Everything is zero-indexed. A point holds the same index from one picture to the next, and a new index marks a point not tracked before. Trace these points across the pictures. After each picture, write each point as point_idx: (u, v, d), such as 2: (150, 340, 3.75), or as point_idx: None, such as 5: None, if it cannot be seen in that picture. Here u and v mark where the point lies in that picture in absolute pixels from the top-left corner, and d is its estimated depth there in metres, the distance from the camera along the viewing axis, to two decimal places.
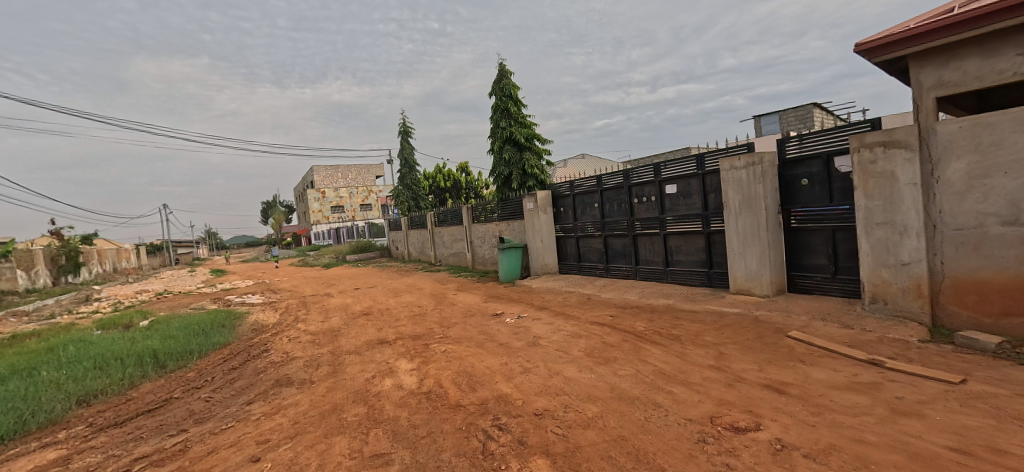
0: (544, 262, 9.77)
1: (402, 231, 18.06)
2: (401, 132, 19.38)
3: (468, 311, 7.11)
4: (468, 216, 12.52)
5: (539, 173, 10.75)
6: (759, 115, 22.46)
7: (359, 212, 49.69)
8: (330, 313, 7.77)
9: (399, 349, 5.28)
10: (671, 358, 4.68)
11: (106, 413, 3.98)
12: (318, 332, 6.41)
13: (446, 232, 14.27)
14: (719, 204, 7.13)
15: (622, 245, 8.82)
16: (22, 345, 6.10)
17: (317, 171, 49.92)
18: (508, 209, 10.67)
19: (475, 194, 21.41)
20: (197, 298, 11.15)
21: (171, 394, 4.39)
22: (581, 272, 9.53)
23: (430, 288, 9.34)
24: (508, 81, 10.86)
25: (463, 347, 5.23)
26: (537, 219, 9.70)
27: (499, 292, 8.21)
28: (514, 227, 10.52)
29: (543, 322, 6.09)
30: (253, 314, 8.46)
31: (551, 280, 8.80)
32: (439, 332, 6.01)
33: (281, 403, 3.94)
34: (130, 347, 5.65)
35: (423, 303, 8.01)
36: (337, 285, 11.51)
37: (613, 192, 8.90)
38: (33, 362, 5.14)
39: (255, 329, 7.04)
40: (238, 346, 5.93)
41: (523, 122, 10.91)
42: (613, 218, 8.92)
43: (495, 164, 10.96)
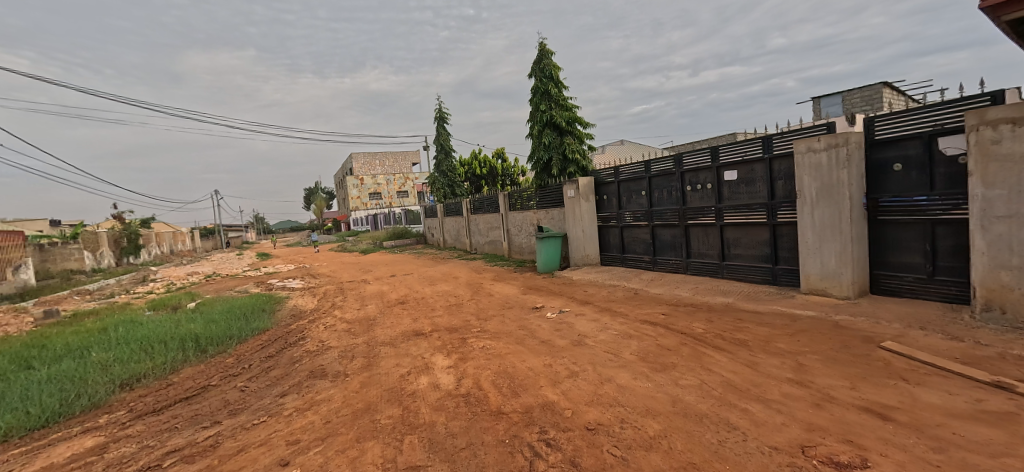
0: (585, 253, 9.20)
1: (438, 218, 18.00)
2: (438, 118, 19.18)
3: (506, 303, 6.72)
4: (505, 204, 12.13)
5: (580, 159, 10.08)
6: (818, 97, 20.40)
7: (396, 199, 50.78)
8: (366, 301, 7.65)
9: (435, 343, 4.97)
10: (740, 368, 4.07)
11: (146, 399, 3.99)
12: (354, 321, 6.26)
13: (482, 219, 13.96)
14: (789, 192, 6.28)
15: (671, 236, 8.11)
16: (80, 326, 6.38)
17: (357, 159, 51.29)
18: (546, 197, 10.17)
19: (511, 182, 21.01)
20: (242, 281, 11.51)
21: (210, 381, 4.34)
22: (625, 264, 8.92)
23: (466, 277, 9.06)
24: (549, 61, 10.22)
25: (503, 343, 4.86)
26: (578, 208, 9.11)
27: (538, 284, 7.78)
28: (553, 215, 10.00)
29: (587, 318, 5.60)
30: (293, 299, 8.53)
31: (593, 272, 8.25)
32: (477, 325, 5.66)
33: (315, 398, 3.74)
34: (174, 331, 5.73)
35: (459, 293, 7.72)
36: (374, 271, 11.52)
37: (663, 178, 8.16)
38: (87, 344, 5.32)
39: (293, 315, 7.03)
40: (276, 333, 5.89)
41: (564, 104, 10.25)
42: (662, 207, 8.20)
43: (533, 149, 10.40)
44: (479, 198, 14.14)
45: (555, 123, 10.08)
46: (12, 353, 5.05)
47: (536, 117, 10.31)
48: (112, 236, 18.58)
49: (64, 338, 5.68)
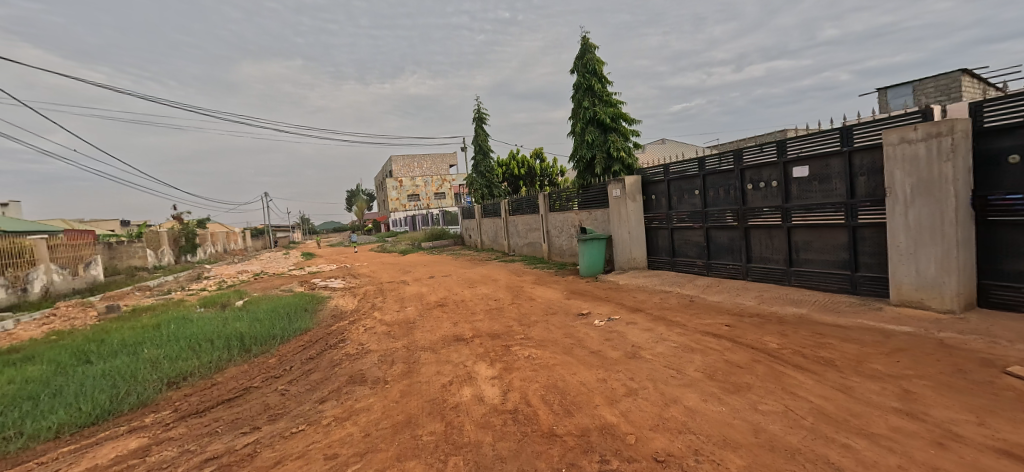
0: (630, 257, 8.65)
1: (476, 219, 17.90)
2: (476, 119, 19.11)
3: (550, 308, 6.34)
4: (545, 205, 11.77)
5: (625, 157, 9.55)
6: (884, 88, 18.54)
7: (433, 200, 51.70)
8: (405, 303, 7.53)
9: (477, 350, 4.68)
10: (831, 394, 3.46)
11: (191, 399, 3.97)
12: (393, 323, 6.11)
13: (521, 221, 13.66)
14: (875, 190, 5.45)
15: (729, 239, 7.41)
16: (138, 322, 6.66)
17: (396, 162, 52.69)
18: (589, 197, 9.70)
19: (549, 182, 20.65)
20: (287, 280, 11.84)
21: (252, 383, 4.28)
22: (675, 269, 8.29)
23: (506, 280, 8.76)
24: (593, 55, 9.77)
25: (549, 352, 4.49)
26: (625, 208, 8.58)
27: (582, 288, 7.34)
28: (596, 216, 9.52)
29: (640, 326, 5.10)
30: (334, 299, 8.57)
31: (641, 277, 7.70)
32: (520, 331, 5.32)
33: (353, 406, 3.54)
34: (221, 329, 5.82)
35: (500, 296, 7.43)
36: (412, 272, 11.49)
37: (719, 176, 7.48)
38: (143, 340, 5.49)
39: (334, 315, 7.02)
40: (317, 334, 5.85)
41: (608, 100, 9.77)
42: (718, 208, 7.52)
43: (575, 148, 9.94)
44: (518, 199, 13.86)
45: (599, 120, 9.60)
46: (77, 347, 5.28)
47: (578, 114, 9.86)
48: (172, 236, 19.87)
49: (124, 334, 5.92)
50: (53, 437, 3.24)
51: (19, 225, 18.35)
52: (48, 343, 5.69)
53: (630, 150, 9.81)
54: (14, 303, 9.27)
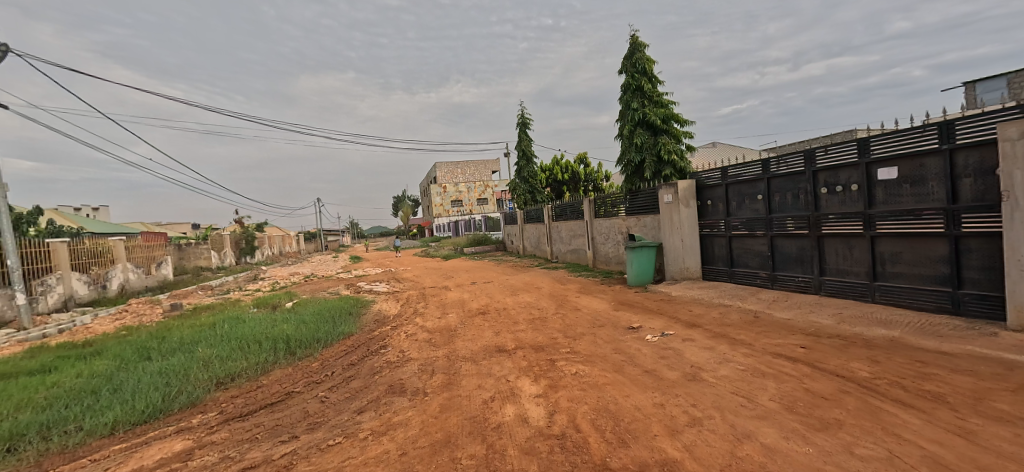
0: (683, 266, 8.04)
1: (518, 225, 17.74)
2: (519, 125, 19.03)
3: (597, 320, 5.93)
4: (590, 210, 11.36)
5: (677, 160, 8.98)
6: (976, 81, 16.36)
7: (475, 206, 52.38)
8: (446, 309, 7.41)
9: (519, 363, 4.39)
10: (948, 439, 2.79)
11: (237, 401, 4.01)
12: (434, 331, 5.98)
13: (564, 227, 13.29)
14: (984, 193, 4.47)
15: (798, 249, 6.57)
16: (198, 321, 7.02)
17: (439, 169, 53.99)
18: (637, 203, 9.19)
19: (594, 187, 20.14)
20: (335, 283, 12.21)
21: (294, 388, 4.28)
22: (733, 281, 7.53)
23: (548, 288, 8.43)
24: (643, 54, 9.31)
25: (598, 369, 4.10)
26: (677, 215, 7.99)
27: (631, 299, 6.86)
28: (645, 223, 8.99)
29: (699, 344, 4.58)
30: (377, 303, 8.64)
31: (696, 288, 7.08)
32: (565, 344, 4.98)
33: (392, 419, 3.39)
34: (271, 331, 5.97)
35: (543, 306, 7.11)
36: (454, 278, 11.45)
37: (787, 179, 6.69)
38: (199, 339, 5.74)
39: (377, 320, 7.04)
40: (360, 339, 5.84)
41: (658, 101, 9.27)
42: (784, 214, 6.72)
43: (623, 150, 9.46)
44: (561, 205, 13.54)
45: (649, 122, 9.08)
46: (142, 344, 5.61)
47: (626, 115, 9.38)
48: (234, 238, 21.34)
49: (185, 332, 6.24)
50: (108, 433, 3.36)
51: (108, 228, 20.49)
52: (119, 339, 6.12)
53: (682, 153, 9.23)
54: (96, 298, 10.21)
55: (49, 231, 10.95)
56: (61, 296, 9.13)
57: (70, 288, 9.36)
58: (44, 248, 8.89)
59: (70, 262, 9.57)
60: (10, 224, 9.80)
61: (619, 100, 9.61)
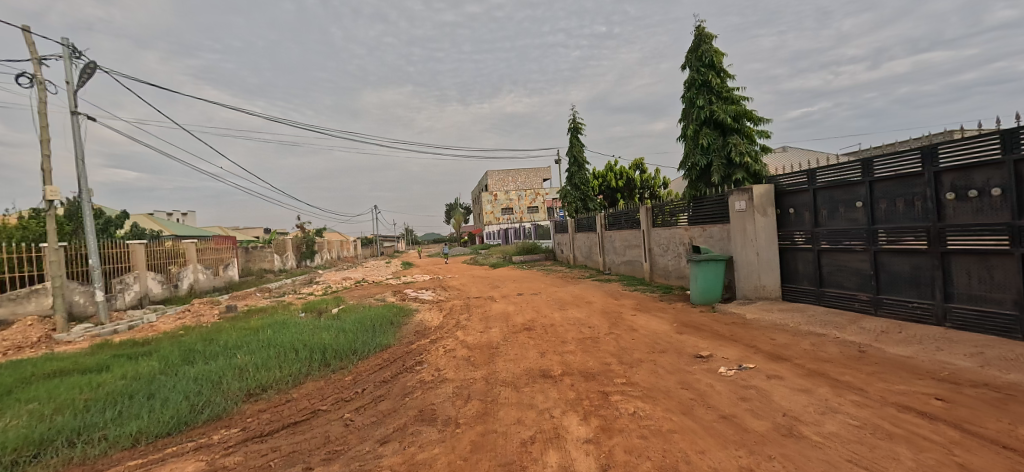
0: (757, 285, 6.93)
1: (569, 234, 17.06)
2: (571, 130, 18.45)
3: (657, 345, 5.13)
4: (647, 219, 10.46)
5: (751, 163, 7.95)
6: None
7: (525, 214, 52.18)
8: (490, 323, 6.93)
9: (566, 394, 3.76)
10: None
11: (263, 415, 3.79)
12: (474, 348, 5.50)
13: (618, 237, 12.42)
14: None
15: (911, 268, 5.19)
16: (246, 324, 7.17)
17: (490, 177, 54.55)
18: (703, 211, 8.22)
19: (650, 195, 18.95)
20: (382, 289, 12.28)
21: (320, 405, 3.97)
22: (823, 303, 6.27)
23: (600, 304, 7.68)
24: (709, 46, 8.42)
25: (661, 409, 3.34)
26: (751, 225, 6.96)
27: (697, 321, 5.95)
28: (711, 234, 7.98)
29: (792, 384, 3.65)
30: (420, 312, 8.38)
31: (777, 311, 6.01)
32: (620, 373, 4.26)
33: (415, 456, 2.92)
34: (311, 338, 5.86)
35: (594, 324, 6.39)
36: (501, 288, 11.01)
37: (898, 182, 5.33)
38: (243, 344, 5.75)
39: (418, 331, 6.74)
40: (397, 352, 5.52)
41: (728, 97, 8.32)
42: (892, 225, 5.37)
43: (685, 153, 8.56)
44: (615, 213, 12.72)
45: (718, 120, 8.15)
46: (190, 347, 5.74)
47: (690, 114, 8.51)
48: (296, 243, 22.67)
49: (231, 335, 6.33)
50: (130, 445, 3.25)
51: (192, 232, 22.71)
52: (174, 339, 6.35)
53: (757, 154, 8.19)
54: (168, 297, 11.02)
55: (134, 233, 12.10)
56: (137, 294, 9.98)
57: (145, 286, 10.22)
58: (124, 249, 9.89)
59: (146, 263, 10.54)
60: (100, 228, 10.93)
61: (682, 98, 8.78)
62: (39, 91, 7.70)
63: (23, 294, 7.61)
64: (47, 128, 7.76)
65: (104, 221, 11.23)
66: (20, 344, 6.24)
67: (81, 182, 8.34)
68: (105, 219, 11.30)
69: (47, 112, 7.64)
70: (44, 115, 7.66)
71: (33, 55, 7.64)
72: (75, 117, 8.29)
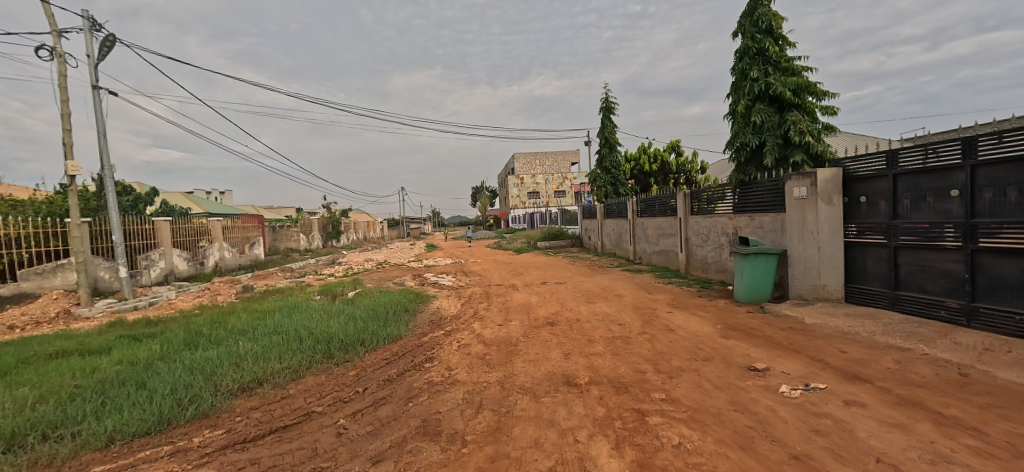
0: (816, 283, 6.01)
1: (597, 220, 16.24)
2: (602, 110, 17.38)
3: (699, 352, 4.42)
4: (685, 206, 9.56)
5: (814, 143, 6.82)
6: None
7: (552, 199, 51.17)
8: (509, 315, 6.40)
9: (594, 411, 3.17)
10: None
11: (252, 416, 3.41)
12: (491, 344, 4.95)
13: (651, 224, 11.55)
14: None
15: (1022, 272, 4.10)
16: (259, 306, 6.96)
17: (517, 160, 53.54)
18: (754, 198, 7.25)
19: (686, 180, 17.73)
20: (402, 273, 11.99)
21: (315, 406, 3.56)
22: (899, 309, 5.25)
23: (631, 298, 6.99)
24: (767, 9, 7.30)
25: (713, 440, 2.68)
26: (812, 215, 6.00)
27: (746, 324, 5.18)
28: (761, 224, 7.05)
29: (880, 416, 2.90)
30: (437, 299, 7.95)
31: (842, 316, 5.14)
32: (658, 386, 3.60)
33: None
34: (319, 325, 5.51)
35: (625, 322, 5.72)
36: (524, 275, 10.47)
37: (1011, 168, 4.19)
38: (249, 328, 5.49)
39: (432, 321, 6.29)
40: (408, 344, 5.06)
41: (788, 68, 7.19)
42: (998, 221, 4.27)
43: (733, 132, 7.53)
44: (648, 198, 11.81)
45: (775, 94, 7.06)
46: (196, 330, 5.53)
47: (741, 87, 7.44)
48: (322, 222, 22.83)
49: (241, 318, 6.09)
50: (103, 445, 2.93)
51: (224, 210, 23.28)
52: (186, 320, 6.20)
53: (820, 134, 7.03)
54: (193, 274, 11.15)
55: (162, 211, 12.28)
56: (162, 270, 10.10)
57: (170, 263, 10.33)
58: (150, 226, 9.98)
59: (172, 240, 10.65)
60: (130, 206, 11.11)
61: (732, 71, 7.72)
62: (59, 64, 7.60)
63: (49, 268, 7.78)
64: (68, 102, 7.69)
65: (134, 198, 11.40)
66: (38, 320, 6.28)
67: (103, 158, 8.32)
68: (134, 196, 11.46)
69: (67, 85, 7.55)
70: (64, 89, 7.59)
71: (52, 27, 7.55)
72: (97, 92, 8.19)
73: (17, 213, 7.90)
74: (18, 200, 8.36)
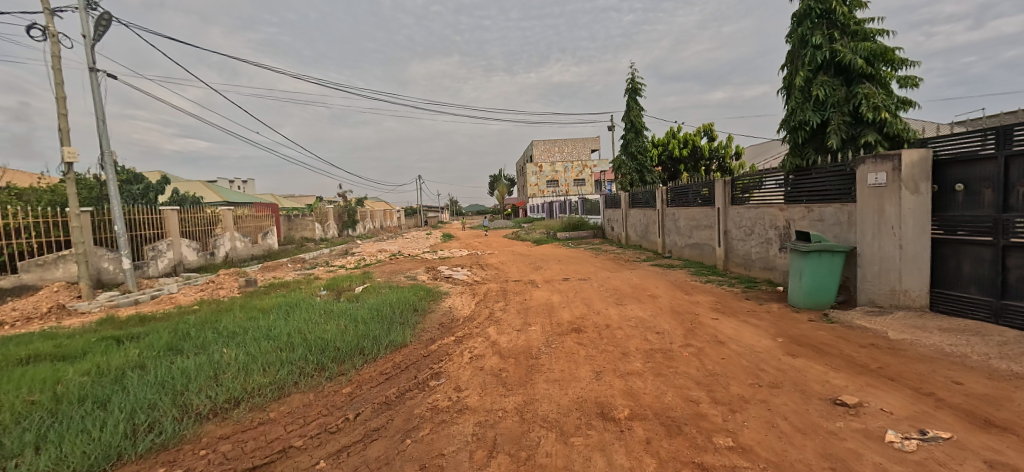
0: (894, 288, 4.99)
1: (622, 210, 15.27)
2: (629, 91, 16.21)
3: (762, 374, 3.61)
4: (724, 195, 8.55)
5: (891, 120, 5.66)
6: None
7: (571, 187, 49.91)
8: (529, 318, 5.67)
9: (641, 464, 2.42)
10: None
11: (218, 451, 2.79)
12: (508, 356, 4.24)
13: (684, 215, 10.56)
14: None
15: None
16: (258, 304, 6.44)
17: (536, 146, 52.23)
18: (814, 186, 6.21)
19: (719, 167, 16.16)
20: (416, 265, 11.41)
21: (296, 438, 2.94)
22: (1005, 323, 4.19)
23: (666, 300, 6.17)
24: None
25: None
26: (892, 205, 4.92)
27: (814, 338, 4.31)
28: (822, 216, 6.03)
29: None
30: (450, 297, 7.30)
31: (935, 330, 4.21)
32: (721, 427, 2.81)
33: None
34: (317, 328, 4.90)
35: (664, 330, 4.92)
36: (544, 269, 9.72)
37: None
38: (240, 331, 4.94)
39: (443, 323, 5.62)
40: (411, 355, 4.40)
41: (858, 31, 5.98)
42: None
43: (789, 111, 6.41)
44: (681, 186, 10.80)
45: (842, 64, 5.89)
46: (184, 331, 5.04)
47: (799, 57, 6.29)
48: (338, 211, 22.51)
49: (235, 317, 5.58)
50: None
51: (241, 198, 23.23)
52: (179, 319, 5.74)
53: (897, 109, 5.86)
54: (203, 265, 10.87)
55: (173, 201, 12.00)
56: (170, 261, 9.81)
57: (178, 254, 10.04)
58: (156, 216, 9.66)
59: (180, 229, 10.34)
60: (140, 194, 10.82)
61: (786, 38, 6.55)
62: (51, 44, 7.09)
63: (51, 259, 7.50)
64: (62, 84, 7.23)
65: (144, 186, 11.12)
66: (28, 315, 5.99)
67: (103, 145, 7.91)
68: (144, 184, 11.19)
69: (60, 67, 7.05)
70: (57, 70, 7.14)
71: (42, 3, 7.04)
72: (94, 74, 7.68)
73: (18, 202, 7.63)
74: (20, 188, 8.09)
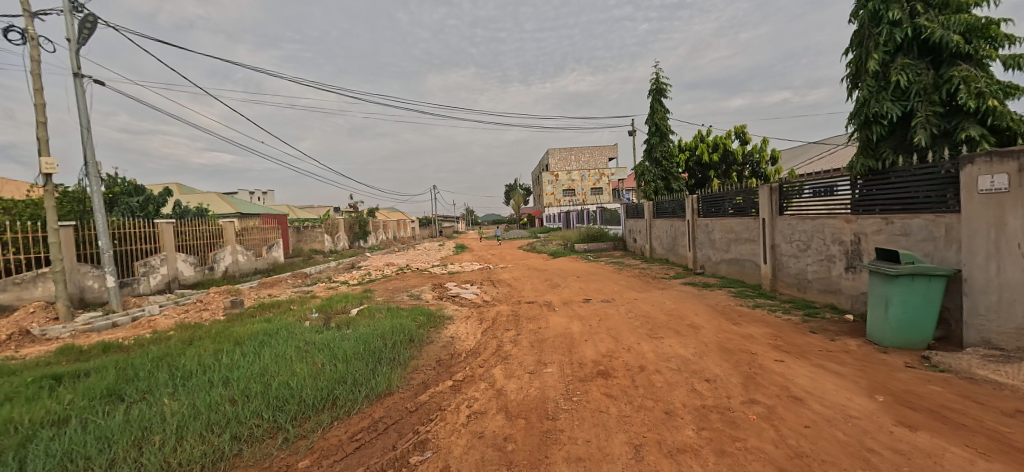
0: (1022, 326, 3.76)
1: (646, 220, 14.17)
2: (653, 92, 15.22)
3: (876, 461, 2.52)
4: (770, 204, 7.42)
5: (1001, 107, 4.52)
6: None
7: (589, 196, 48.74)
8: (545, 355, 4.69)
9: None
10: None
11: None
12: (515, 415, 3.27)
13: (718, 227, 9.43)
14: None
15: None
16: (237, 330, 5.69)
17: (553, 155, 51.37)
18: (894, 192, 5.09)
19: (753, 172, 14.84)
20: (422, 281, 10.57)
21: None
22: None
23: (711, 332, 5.10)
24: None
25: None
26: (1019, 217, 3.71)
27: (928, 398, 3.18)
28: (906, 230, 4.89)
29: None
30: (454, 322, 6.38)
31: None
32: None
33: None
34: (287, 370, 4.03)
35: (716, 377, 3.86)
36: (561, 288, 8.73)
37: None
38: (199, 371, 4.12)
39: (440, 361, 4.68)
40: (394, 410, 3.46)
41: (947, 2, 4.90)
42: None
43: (860, 102, 5.35)
44: (714, 195, 9.73)
45: (929, 42, 4.83)
46: (136, 370, 4.26)
47: (871, 37, 5.26)
48: (349, 222, 22.09)
49: (201, 350, 4.79)
50: None
51: (255, 211, 23.11)
52: (142, 351, 5.02)
53: (1005, 96, 4.71)
54: (199, 280, 10.31)
55: (176, 214, 11.59)
56: (164, 277, 9.27)
57: (173, 269, 9.51)
58: (150, 229, 9.14)
59: (176, 244, 9.82)
60: (138, 207, 10.40)
61: (851, 18, 5.56)
62: (32, 48, 6.72)
63: (29, 278, 6.98)
64: (43, 91, 6.77)
65: (144, 198, 10.72)
66: None
67: (87, 154, 7.45)
68: (145, 196, 10.80)
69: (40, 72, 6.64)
70: (37, 76, 6.70)
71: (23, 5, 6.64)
72: (78, 80, 7.28)
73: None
74: (4, 201, 7.67)
